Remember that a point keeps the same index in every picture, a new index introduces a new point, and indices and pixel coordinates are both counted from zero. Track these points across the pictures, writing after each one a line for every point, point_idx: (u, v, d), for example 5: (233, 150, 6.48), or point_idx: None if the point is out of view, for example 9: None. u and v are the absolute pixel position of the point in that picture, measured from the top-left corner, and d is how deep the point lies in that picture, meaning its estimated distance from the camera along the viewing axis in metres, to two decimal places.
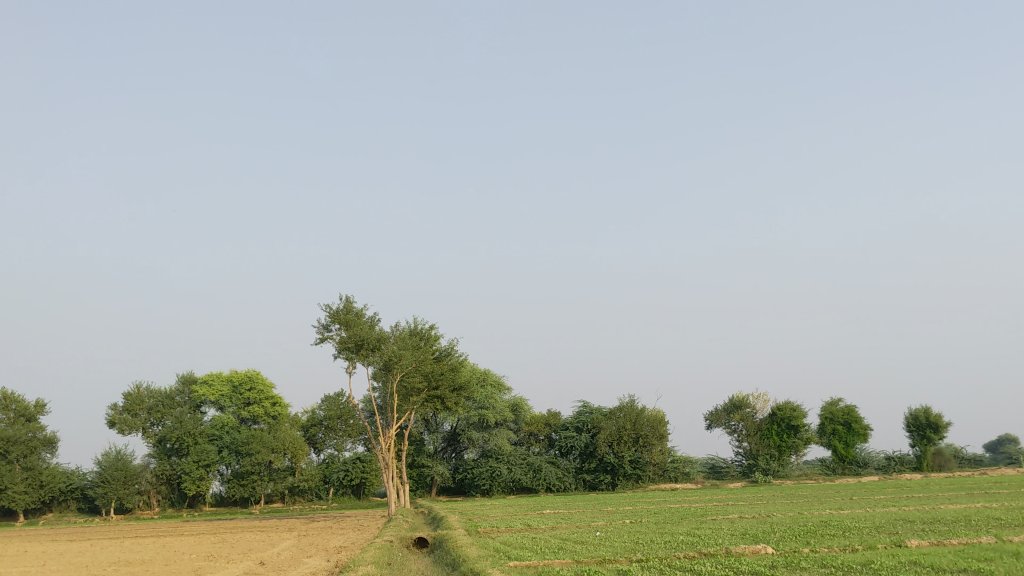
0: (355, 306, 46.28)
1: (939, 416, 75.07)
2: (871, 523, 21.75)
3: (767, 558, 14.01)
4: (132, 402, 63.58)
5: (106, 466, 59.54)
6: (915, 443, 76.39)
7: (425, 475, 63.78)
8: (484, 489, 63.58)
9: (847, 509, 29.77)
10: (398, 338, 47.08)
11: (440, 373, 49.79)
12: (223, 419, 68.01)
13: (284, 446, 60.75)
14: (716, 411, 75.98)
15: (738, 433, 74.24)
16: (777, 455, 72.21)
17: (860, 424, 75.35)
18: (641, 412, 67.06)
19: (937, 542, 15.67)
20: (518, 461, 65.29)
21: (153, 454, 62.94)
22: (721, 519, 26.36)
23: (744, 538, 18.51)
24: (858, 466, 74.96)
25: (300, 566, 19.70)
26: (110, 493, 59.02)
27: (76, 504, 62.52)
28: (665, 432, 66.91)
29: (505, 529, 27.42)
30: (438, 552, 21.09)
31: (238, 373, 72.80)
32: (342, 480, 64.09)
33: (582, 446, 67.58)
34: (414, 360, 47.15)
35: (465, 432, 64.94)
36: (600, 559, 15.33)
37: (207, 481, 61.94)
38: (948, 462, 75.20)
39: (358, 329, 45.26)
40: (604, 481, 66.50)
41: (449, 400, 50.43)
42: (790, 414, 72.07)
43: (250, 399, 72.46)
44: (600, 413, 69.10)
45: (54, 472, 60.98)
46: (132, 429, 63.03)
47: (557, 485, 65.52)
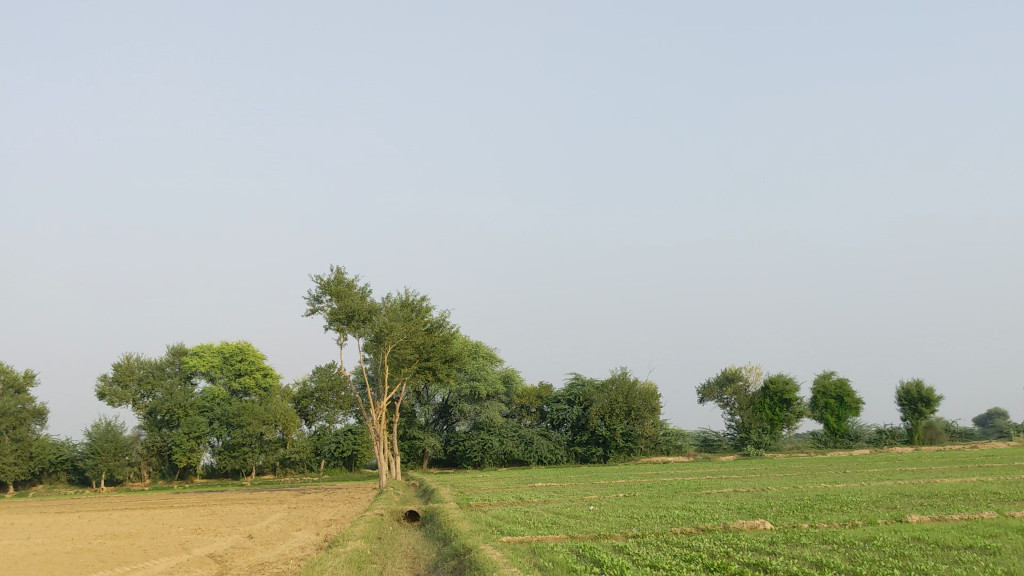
0: (346, 277, 45.83)
1: (930, 390, 75.05)
2: (868, 498, 21.46)
3: (767, 534, 13.68)
4: (122, 373, 63.26)
5: (96, 438, 59.03)
6: (907, 417, 76.39)
7: (416, 448, 63.52)
8: (475, 461, 63.50)
9: (842, 483, 29.55)
10: (389, 310, 46.62)
11: (432, 345, 49.41)
12: (214, 390, 67.61)
13: (275, 417, 60.48)
14: (708, 384, 75.89)
15: (730, 407, 74.16)
16: (769, 429, 72.17)
17: (852, 398, 75.25)
18: (633, 385, 66.95)
19: (938, 516, 15.39)
20: (510, 433, 65.11)
21: (143, 425, 62.60)
22: (716, 493, 26.12)
23: (740, 513, 18.17)
24: (849, 440, 74.96)
25: (288, 540, 19.23)
26: (100, 465, 58.65)
27: (66, 476, 62.20)
28: (657, 405, 66.83)
29: (497, 501, 27.13)
30: (429, 526, 20.72)
31: (229, 344, 72.32)
32: (333, 452, 63.76)
33: (574, 419, 67.42)
34: (406, 331, 46.70)
35: (457, 404, 64.77)
36: (595, 535, 14.96)
37: (198, 454, 61.59)
38: (940, 436, 75.18)
39: (349, 300, 44.80)
40: (596, 453, 66.26)
41: (441, 371, 50.08)
42: (782, 388, 71.93)
43: (242, 370, 72.12)
44: (591, 385, 68.95)
45: (44, 443, 60.56)
46: (122, 401, 62.65)
47: (549, 457, 65.23)
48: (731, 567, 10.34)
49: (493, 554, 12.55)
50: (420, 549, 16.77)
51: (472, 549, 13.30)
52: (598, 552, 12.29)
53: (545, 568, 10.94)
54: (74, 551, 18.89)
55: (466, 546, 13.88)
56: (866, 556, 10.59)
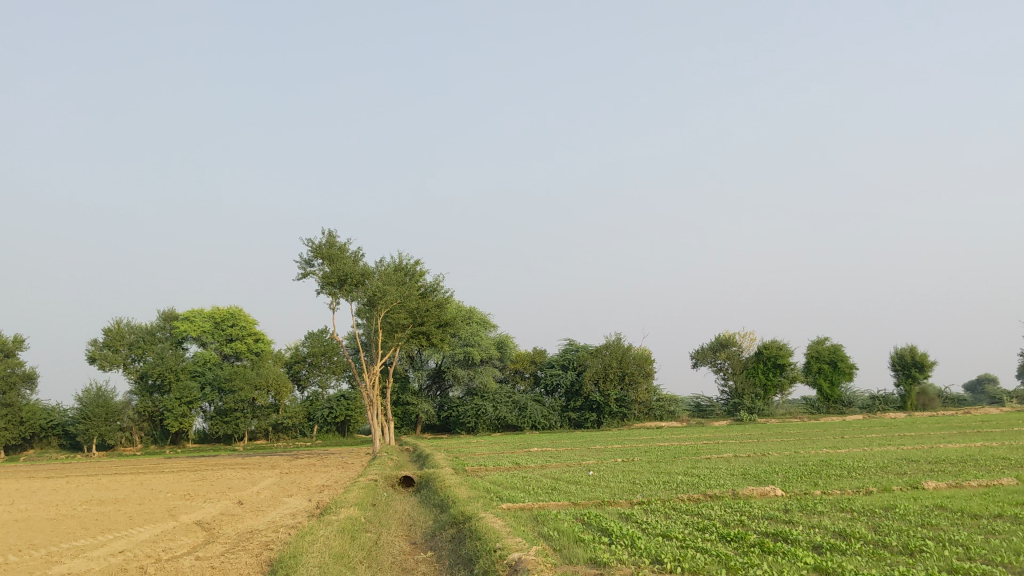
0: (337, 240, 44.96)
1: (924, 355, 74.84)
2: (875, 463, 20.93)
3: (779, 501, 13.03)
4: (112, 338, 62.57)
5: (87, 402, 58.35)
6: (900, 382, 76.22)
7: (409, 413, 63.03)
8: (469, 426, 63.05)
9: (844, 448, 29.03)
10: (383, 273, 45.86)
11: (426, 310, 48.73)
12: (205, 355, 66.99)
13: (267, 383, 59.88)
14: (702, 349, 75.51)
15: (724, 372, 73.85)
16: (763, 394, 71.85)
17: (846, 363, 74.91)
18: (627, 350, 66.49)
19: (955, 484, 14.79)
20: (503, 398, 64.63)
21: (135, 390, 62.00)
22: (717, 458, 25.61)
23: (747, 479, 17.61)
24: (842, 405, 74.75)
25: (279, 507, 18.62)
26: (91, 430, 58.02)
27: (58, 440, 61.64)
28: (651, 370, 66.40)
29: (494, 466, 26.53)
30: (425, 491, 20.09)
31: (219, 309, 71.51)
32: (326, 417, 63.17)
33: (567, 384, 66.96)
34: (399, 296, 45.96)
35: (450, 368, 64.19)
36: (599, 502, 14.34)
37: (189, 419, 61.02)
38: (933, 401, 74.95)
39: (342, 263, 44.03)
40: (589, 419, 65.81)
41: (435, 336, 49.46)
42: (776, 353, 71.55)
43: (233, 335, 71.48)
44: (586, 350, 68.48)
45: (35, 408, 59.98)
46: (113, 366, 62.00)
47: (543, 423, 64.80)
48: (749, 537, 9.71)
49: (495, 523, 11.84)
50: (417, 516, 16.15)
51: (472, 516, 12.65)
52: (605, 520, 11.64)
53: (551, 538, 10.29)
54: (57, 518, 18.22)
55: (465, 514, 13.23)
56: (893, 527, 9.96)
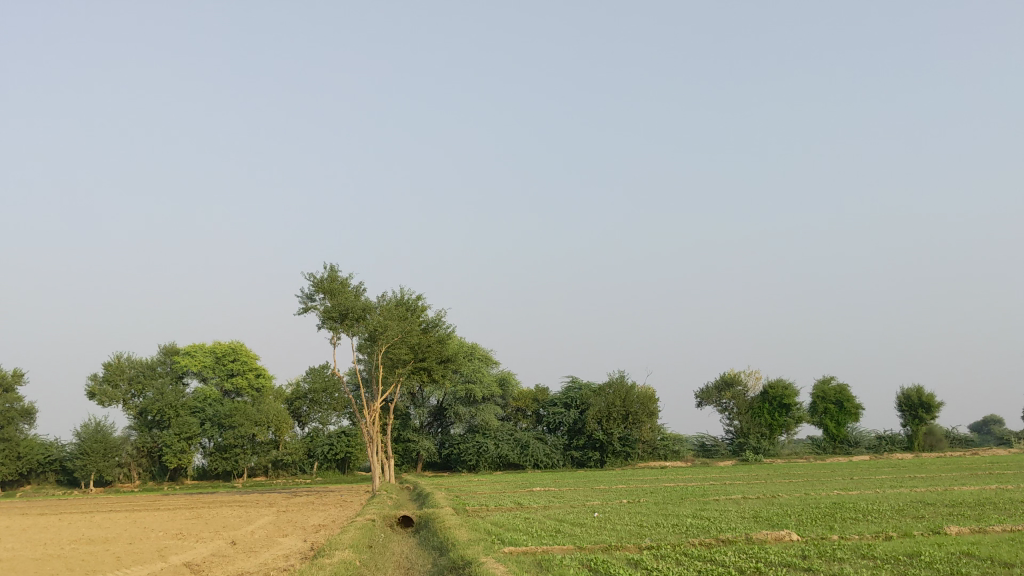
0: (339, 274, 44.50)
1: (931, 396, 73.99)
2: (889, 506, 20.27)
3: (795, 546, 12.42)
4: (112, 372, 61.96)
5: (85, 438, 57.68)
6: (907, 423, 75.28)
7: (410, 450, 62.36)
8: (470, 464, 62.23)
9: (855, 489, 28.35)
10: (384, 308, 45.39)
11: (428, 345, 48.18)
12: (205, 390, 66.29)
13: (267, 419, 59.29)
14: (707, 388, 74.70)
15: (729, 411, 73.00)
16: (768, 434, 71.01)
17: (852, 403, 74.09)
18: (630, 388, 65.83)
19: (977, 529, 14.15)
20: (506, 436, 63.82)
21: (134, 426, 61.33)
22: (725, 499, 24.90)
23: (758, 522, 16.98)
24: (849, 446, 73.84)
25: (273, 548, 17.99)
26: (89, 466, 57.31)
27: (55, 476, 60.75)
28: (655, 409, 65.64)
29: (495, 506, 25.93)
30: (426, 532, 19.46)
31: (221, 344, 71.03)
32: (326, 454, 62.39)
33: (570, 422, 66.16)
34: (400, 331, 45.42)
35: (452, 406, 63.47)
36: (605, 546, 13.72)
37: (188, 455, 60.29)
38: (940, 442, 74.01)
39: (343, 298, 43.54)
40: (592, 458, 64.92)
41: (436, 371, 48.82)
42: (782, 392, 70.75)
43: (234, 370, 70.85)
44: (589, 388, 67.75)
45: (32, 443, 59.28)
46: (112, 401, 61.38)
47: (546, 461, 63.94)
48: None
49: (495, 569, 11.24)
50: (417, 558, 15.55)
51: (473, 561, 12.09)
52: (613, 567, 11.02)
53: None
54: (43, 558, 17.58)
55: (466, 558, 12.65)
56: None
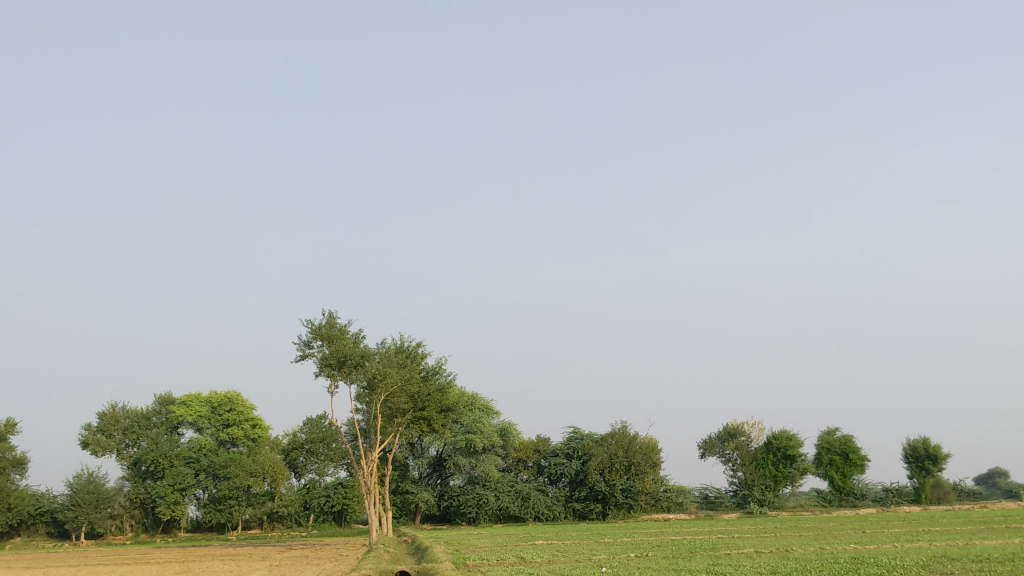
0: (338, 321, 43.66)
1: (938, 447, 72.77)
2: (914, 561, 19.12)
3: None
4: (106, 423, 60.75)
5: (77, 489, 56.42)
6: (914, 474, 73.87)
7: (409, 502, 61.08)
8: (470, 517, 60.75)
9: (873, 544, 27.03)
10: (383, 356, 44.45)
11: (427, 394, 47.18)
12: (200, 441, 65.00)
13: (263, 470, 58.18)
14: (711, 439, 73.38)
15: (732, 462, 71.62)
16: (773, 485, 69.63)
17: (858, 455, 72.82)
18: (633, 439, 64.69)
19: None
20: (506, 488, 62.51)
21: (127, 476, 60.02)
22: (739, 554, 23.75)
23: None
24: (855, 498, 72.37)
25: None
26: (80, 517, 55.90)
27: (45, 528, 59.20)
28: (658, 460, 64.52)
29: (497, 561, 24.69)
30: None
31: (217, 394, 69.92)
32: (322, 506, 60.91)
33: (571, 474, 64.84)
34: (400, 378, 44.45)
35: (452, 457, 62.32)
36: None
37: (182, 506, 58.92)
38: (948, 494, 72.52)
39: (341, 344, 42.65)
40: (594, 510, 63.44)
41: (436, 421, 47.73)
42: (786, 443, 69.54)
43: (230, 421, 69.51)
44: (590, 439, 66.52)
45: (23, 494, 57.94)
46: (105, 451, 60.12)
47: (546, 513, 62.45)
48: None
49: None
50: None
51: None
52: None
53: None
54: None
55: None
56: None
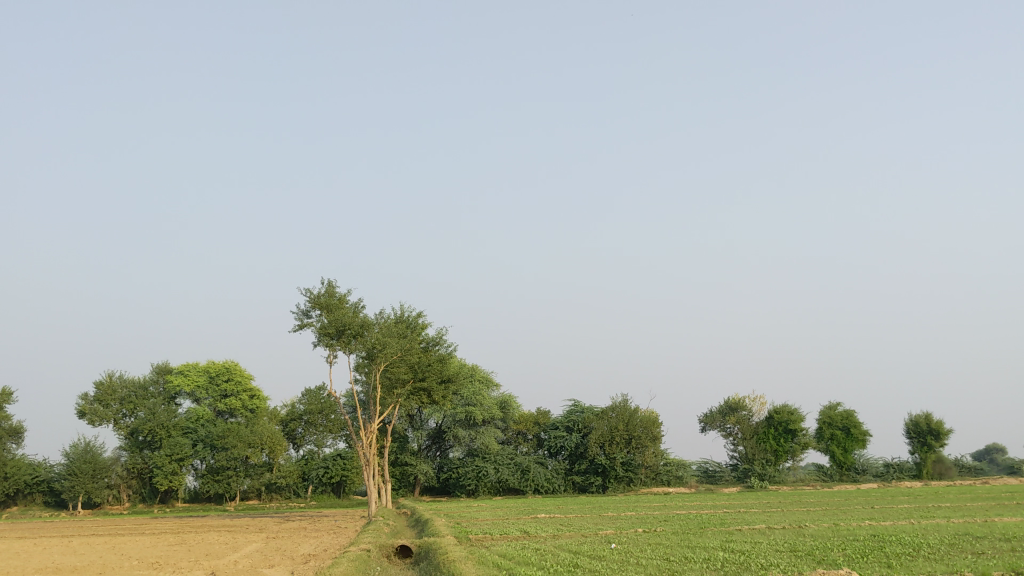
0: (337, 289, 42.70)
1: (940, 423, 72.09)
2: (937, 539, 18.35)
3: None
4: (103, 392, 59.98)
5: (73, 458, 55.66)
6: (915, 450, 73.19)
7: (407, 474, 60.41)
8: (469, 489, 60.15)
9: (888, 520, 26.22)
10: (383, 325, 43.57)
11: (428, 364, 46.40)
12: (198, 411, 64.25)
13: (261, 440, 57.42)
14: (712, 413, 72.65)
15: (733, 437, 70.91)
16: (774, 460, 68.98)
17: (859, 429, 72.10)
18: (634, 412, 63.81)
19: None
20: (505, 460, 61.83)
21: (124, 446, 59.31)
22: (751, 529, 22.99)
23: (801, 557, 15.06)
24: (856, 473, 71.87)
25: None
26: (77, 487, 55.30)
27: (42, 498, 58.49)
28: (659, 434, 63.75)
29: (501, 535, 23.82)
30: (426, 566, 17.59)
31: (214, 364, 69.02)
32: (321, 478, 60.16)
33: (571, 447, 64.16)
34: (400, 349, 43.66)
35: (451, 429, 61.62)
36: None
37: (180, 477, 58.20)
38: (949, 470, 71.90)
39: (340, 313, 41.73)
40: (594, 483, 62.90)
41: (437, 393, 46.96)
42: (787, 418, 68.80)
43: (228, 391, 68.74)
44: (591, 412, 65.75)
45: (20, 464, 57.15)
46: (103, 421, 59.38)
47: (546, 486, 61.91)
48: None
49: None
50: None
51: None
52: None
53: None
54: None
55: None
56: None
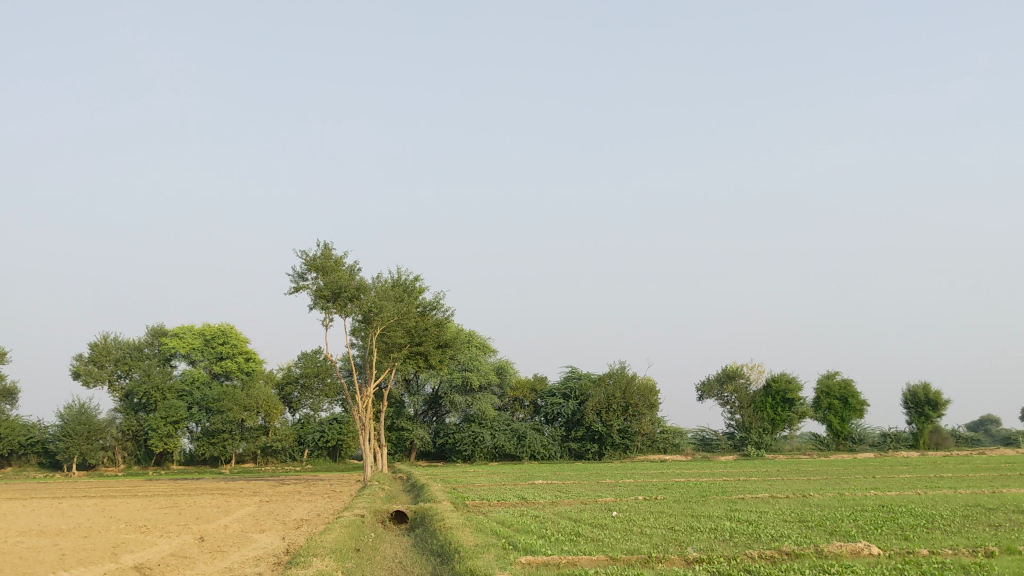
0: (333, 252, 41.92)
1: (938, 393, 71.55)
2: (948, 511, 17.77)
3: (877, 563, 10.14)
4: (98, 353, 59.41)
5: (68, 420, 55.17)
6: (913, 420, 72.83)
7: (404, 439, 59.94)
8: (466, 455, 59.80)
9: (894, 490, 25.68)
10: (380, 289, 42.85)
11: (425, 329, 45.80)
12: (193, 373, 63.78)
13: (257, 404, 56.91)
14: (709, 381, 72.29)
15: (730, 405, 70.51)
16: (770, 429, 68.61)
17: (857, 399, 71.67)
18: (631, 380, 63.32)
19: None
20: (502, 426, 61.44)
21: (119, 408, 58.77)
22: (753, 499, 22.43)
23: (813, 529, 14.41)
24: (852, 442, 71.59)
25: (246, 547, 15.64)
26: (72, 448, 54.89)
27: (37, 459, 58.03)
28: (656, 401, 63.21)
29: (498, 501, 23.31)
30: (422, 533, 16.97)
31: (209, 327, 68.37)
32: (317, 442, 59.75)
33: (568, 414, 63.71)
34: (397, 312, 43.03)
35: (448, 394, 61.21)
36: (645, 557, 11.57)
37: (175, 439, 57.72)
38: (946, 441, 71.62)
39: (336, 276, 41.00)
40: (590, 450, 62.55)
41: (433, 357, 46.40)
42: (785, 387, 68.28)
43: (223, 354, 68.21)
44: (589, 379, 65.26)
45: (14, 424, 56.60)
46: (97, 382, 58.89)
47: (542, 452, 61.57)
48: None
49: None
50: (411, 567, 13.23)
51: None
52: None
53: None
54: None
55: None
56: None
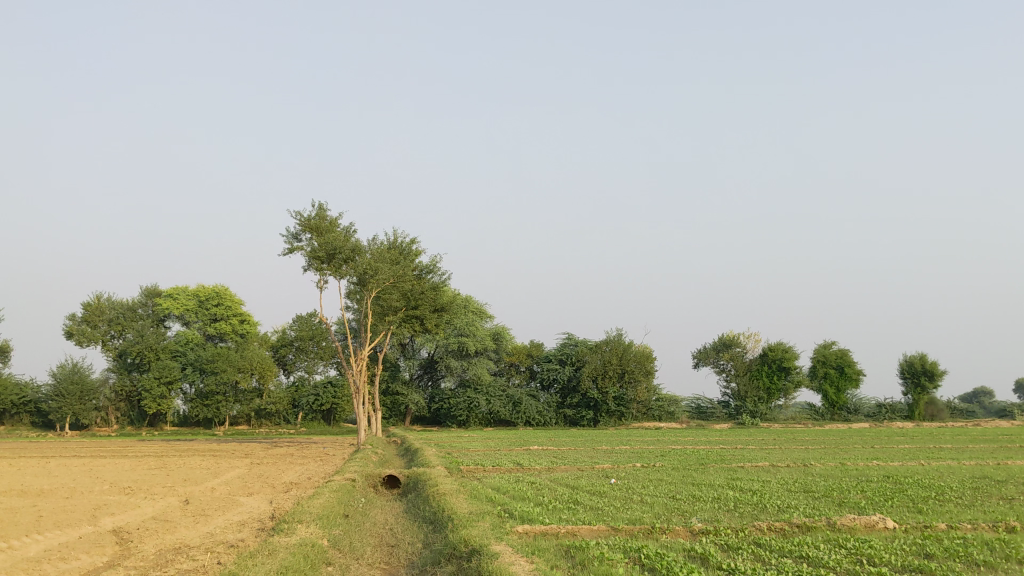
0: (328, 213, 41.15)
1: (935, 364, 71.00)
2: (954, 483, 17.25)
3: (897, 538, 9.59)
4: (91, 313, 58.75)
5: (61, 379, 54.48)
6: (909, 391, 72.46)
7: (398, 403, 59.50)
8: (461, 420, 59.36)
9: (895, 461, 25.22)
10: (375, 251, 42.13)
11: (421, 292, 45.17)
12: (187, 334, 63.19)
13: (251, 365, 56.28)
14: (705, 349, 71.89)
15: (726, 373, 70.13)
16: (766, 397, 68.19)
17: (853, 369, 71.23)
18: (628, 346, 62.77)
19: None
20: (497, 392, 60.96)
21: (112, 368, 58.25)
22: (753, 468, 21.93)
23: (821, 499, 13.89)
24: (848, 412, 71.33)
25: (232, 511, 15.06)
26: (65, 408, 54.35)
27: (30, 418, 57.64)
28: (652, 369, 62.68)
29: (494, 467, 22.75)
30: (415, 498, 16.47)
31: (204, 288, 67.63)
32: (311, 405, 59.32)
33: (564, 379, 63.17)
34: (393, 275, 42.34)
35: (443, 359, 60.72)
36: (648, 528, 11.00)
37: (168, 400, 57.16)
38: (941, 412, 71.35)
39: (331, 237, 40.22)
40: (585, 417, 62.21)
41: (429, 321, 45.83)
42: (782, 355, 67.83)
43: (217, 315, 67.60)
44: (585, 345, 64.75)
45: (6, 383, 56.01)
46: (90, 342, 58.28)
47: (538, 419, 61.23)
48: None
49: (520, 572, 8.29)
50: (403, 534, 12.69)
51: (491, 555, 9.09)
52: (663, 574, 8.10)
53: None
54: None
55: (478, 547, 9.67)
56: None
